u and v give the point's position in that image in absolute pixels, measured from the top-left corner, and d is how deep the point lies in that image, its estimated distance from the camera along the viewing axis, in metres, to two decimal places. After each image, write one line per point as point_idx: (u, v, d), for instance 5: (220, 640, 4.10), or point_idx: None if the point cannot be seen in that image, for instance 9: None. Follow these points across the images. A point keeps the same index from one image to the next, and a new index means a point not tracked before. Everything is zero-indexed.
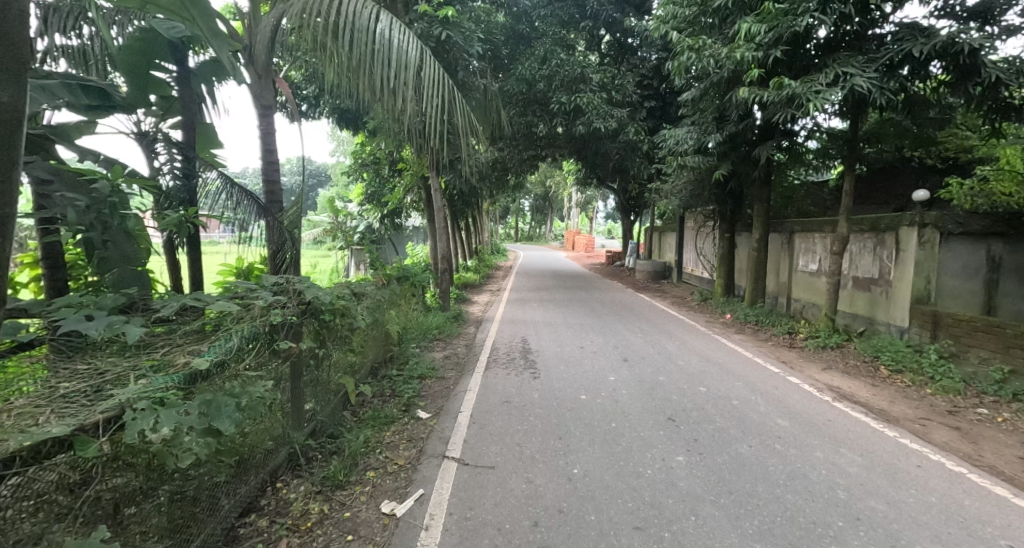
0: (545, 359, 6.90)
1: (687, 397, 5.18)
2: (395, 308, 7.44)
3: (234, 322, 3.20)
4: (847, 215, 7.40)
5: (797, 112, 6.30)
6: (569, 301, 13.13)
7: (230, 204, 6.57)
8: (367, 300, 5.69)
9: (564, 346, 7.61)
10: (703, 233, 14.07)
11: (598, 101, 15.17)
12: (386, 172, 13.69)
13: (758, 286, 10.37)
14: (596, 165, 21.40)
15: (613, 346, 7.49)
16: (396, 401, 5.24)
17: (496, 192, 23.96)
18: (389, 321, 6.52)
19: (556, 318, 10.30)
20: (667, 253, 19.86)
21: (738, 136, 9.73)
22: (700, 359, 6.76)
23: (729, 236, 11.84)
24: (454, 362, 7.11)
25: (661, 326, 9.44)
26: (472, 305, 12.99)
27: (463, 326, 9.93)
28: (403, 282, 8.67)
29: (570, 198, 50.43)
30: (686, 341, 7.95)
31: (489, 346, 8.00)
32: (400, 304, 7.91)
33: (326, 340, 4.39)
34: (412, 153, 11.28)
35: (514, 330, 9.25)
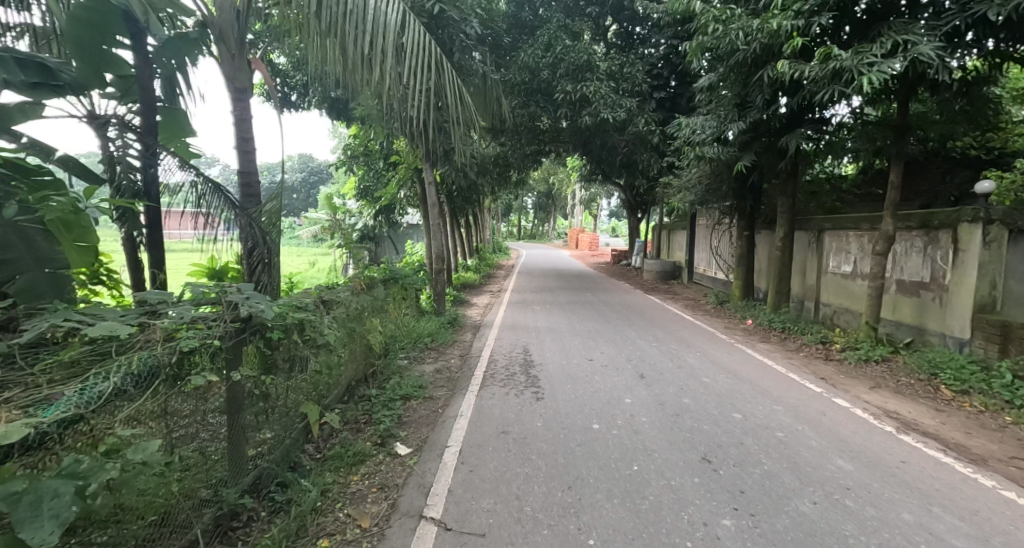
0: (549, 375, 6.05)
1: (720, 426, 4.32)
2: (380, 315, 6.60)
3: (123, 351, 2.35)
4: (893, 210, 6.51)
5: (844, 88, 5.45)
6: (574, 304, 12.26)
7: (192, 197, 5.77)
8: (341, 308, 4.85)
9: (571, 358, 6.75)
10: (718, 231, 13.17)
11: (606, 91, 14.30)
12: (379, 165, 12.87)
13: (782, 289, 9.50)
14: (603, 161, 20.50)
15: (626, 359, 6.62)
16: (371, 430, 4.40)
17: (498, 189, 23.14)
18: (370, 331, 5.68)
19: (561, 324, 9.45)
20: (677, 252, 18.97)
21: (762, 125, 8.87)
22: (727, 376, 5.89)
23: (748, 234, 10.95)
24: (446, 377, 6.27)
25: (676, 333, 8.56)
26: (471, 308, 12.14)
27: (459, 333, 9.08)
28: (392, 284, 7.84)
29: (574, 195, 49.58)
30: (708, 353, 7.07)
31: (486, 357, 7.15)
32: (389, 309, 7.09)
33: (279, 363, 3.55)
34: (405, 143, 10.45)
35: (515, 338, 8.40)
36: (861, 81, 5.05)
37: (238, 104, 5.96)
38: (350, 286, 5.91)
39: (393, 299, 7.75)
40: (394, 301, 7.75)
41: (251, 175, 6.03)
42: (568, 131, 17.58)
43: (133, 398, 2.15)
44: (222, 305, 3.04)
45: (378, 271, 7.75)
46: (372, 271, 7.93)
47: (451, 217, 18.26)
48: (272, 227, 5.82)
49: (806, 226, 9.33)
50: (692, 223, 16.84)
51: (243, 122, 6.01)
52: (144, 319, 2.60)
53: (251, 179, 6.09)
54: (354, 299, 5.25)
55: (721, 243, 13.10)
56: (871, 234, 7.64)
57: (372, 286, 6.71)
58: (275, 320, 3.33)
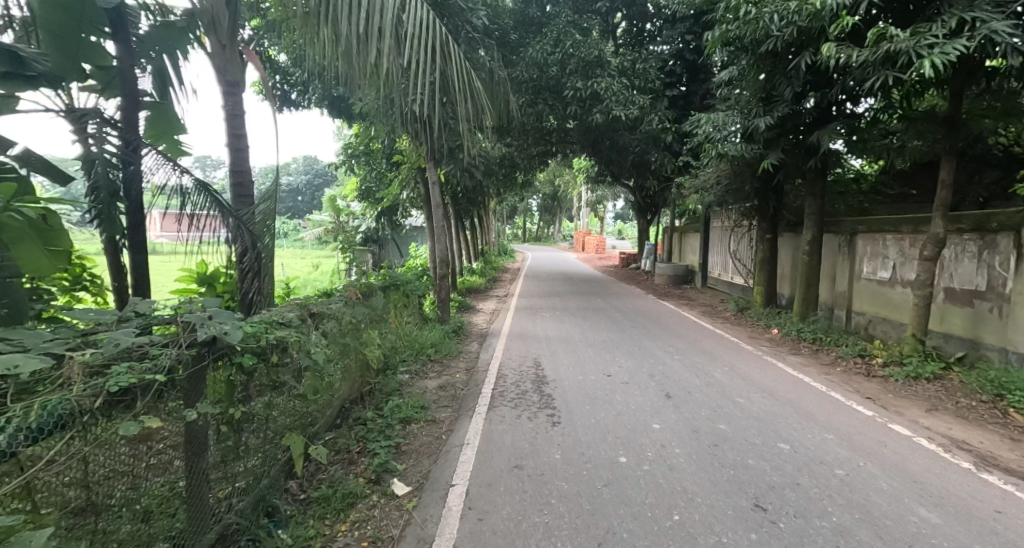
0: (565, 394, 5.47)
1: (768, 460, 3.72)
2: (377, 326, 6.04)
3: (24, 397, 1.84)
4: (945, 211, 5.91)
5: (898, 74, 4.87)
6: (586, 311, 11.66)
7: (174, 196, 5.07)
8: (334, 321, 4.30)
9: (587, 375, 6.17)
10: (736, 234, 12.56)
11: (618, 88, 13.76)
12: (382, 165, 12.33)
13: (810, 296, 8.89)
14: (612, 162, 19.92)
15: (648, 376, 6.03)
16: (366, 463, 3.84)
17: (504, 190, 22.59)
18: (365, 346, 5.12)
19: (573, 333, 8.88)
20: (689, 256, 18.37)
21: (790, 120, 8.30)
22: (763, 396, 5.30)
23: (771, 237, 10.35)
24: (451, 395, 5.71)
25: (699, 345, 7.96)
26: (478, 315, 11.57)
27: (464, 343, 8.51)
28: (392, 291, 7.29)
29: (580, 198, 48.98)
30: (737, 368, 6.47)
31: (494, 371, 6.58)
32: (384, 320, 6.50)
33: (253, 390, 2.99)
34: (408, 141, 9.91)
35: (525, 349, 7.83)
36: (921, 65, 4.48)
37: (228, 96, 5.46)
38: (346, 295, 5.36)
39: (392, 307, 7.19)
40: (393, 309, 7.20)
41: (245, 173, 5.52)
42: (577, 130, 17.02)
43: (5, 474, 1.67)
44: (177, 326, 2.50)
45: (378, 277, 7.20)
46: (371, 277, 7.38)
47: (456, 219, 17.70)
48: (263, 231, 5.29)
49: (836, 229, 8.73)
50: (706, 225, 16.23)
51: (234, 117, 5.51)
52: (66, 350, 2.08)
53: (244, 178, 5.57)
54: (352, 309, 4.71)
55: (739, 246, 12.49)
56: (913, 238, 7.04)
57: (371, 293, 6.16)
58: (248, 341, 2.79)
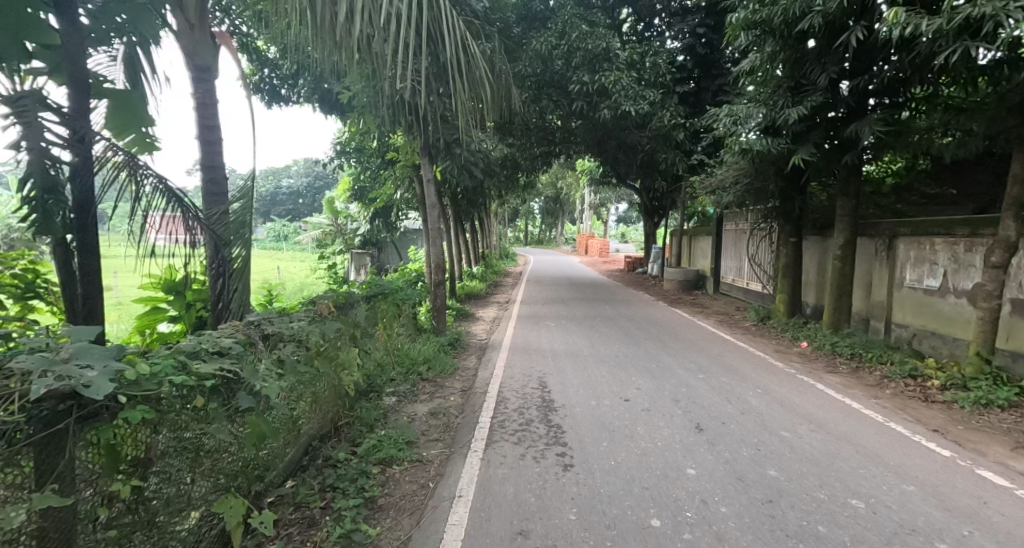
0: (577, 424, 4.66)
1: (844, 527, 2.90)
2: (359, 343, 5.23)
3: None
4: (1017, 209, 5.11)
5: (979, 44, 4.06)
6: (593, 319, 10.86)
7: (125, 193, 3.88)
8: (300, 343, 3.51)
9: (601, 399, 5.36)
10: (754, 237, 11.74)
11: (628, 82, 12.96)
12: (376, 164, 11.57)
13: (843, 306, 8.09)
14: (618, 162, 19.13)
15: (672, 402, 5.21)
16: (329, 527, 3.03)
17: (505, 191, 21.83)
18: (341, 369, 4.31)
19: (581, 346, 8.07)
20: (699, 260, 17.57)
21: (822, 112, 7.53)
22: (812, 428, 4.48)
23: (796, 241, 9.53)
24: (443, 423, 4.91)
25: (723, 360, 7.14)
26: (478, 324, 10.78)
27: (462, 357, 7.72)
28: (379, 302, 6.48)
29: (583, 201, 48.22)
30: (772, 391, 5.64)
31: (494, 393, 5.78)
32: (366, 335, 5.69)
33: (164, 447, 2.21)
34: (402, 136, 9.15)
35: (528, 365, 7.03)
36: (1012, 32, 3.68)
37: (197, 82, 4.76)
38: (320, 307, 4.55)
39: (380, 320, 6.40)
40: (381, 321, 6.40)
41: (217, 169, 4.83)
42: (583, 129, 16.24)
43: None
44: (11, 372, 1.78)
45: (362, 285, 6.41)
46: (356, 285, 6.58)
47: (456, 221, 16.93)
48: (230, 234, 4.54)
49: (873, 232, 7.92)
50: (718, 228, 15.42)
51: (205, 106, 4.81)
52: None
53: (218, 174, 4.85)
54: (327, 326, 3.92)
55: (758, 250, 11.69)
56: (969, 241, 6.23)
57: (353, 304, 5.36)
58: (152, 382, 2.07)
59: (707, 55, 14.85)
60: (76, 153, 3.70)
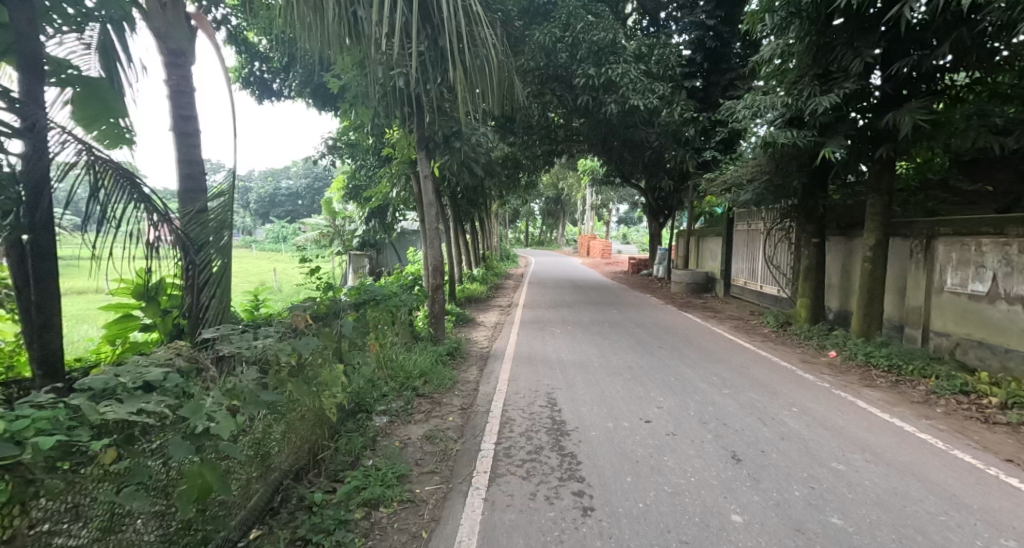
0: (595, 453, 4.05)
1: None
2: (345, 358, 4.63)
3: None
4: None
5: None
6: (601, 325, 10.26)
7: (93, 200, 3.31)
8: (268, 365, 2.93)
9: (619, 420, 4.75)
10: (771, 238, 11.14)
11: (636, 76, 12.38)
12: (371, 161, 11.00)
13: (874, 312, 7.50)
14: (623, 161, 18.55)
15: (700, 424, 4.61)
16: None
17: (506, 191, 21.24)
18: (322, 390, 3.73)
19: (591, 356, 7.46)
20: (708, 262, 16.98)
21: (851, 101, 6.97)
22: (868, 458, 3.86)
23: (819, 241, 8.94)
24: (440, 450, 4.31)
25: (748, 372, 6.53)
26: (479, 330, 10.19)
27: (462, 369, 7.12)
28: (370, 310, 5.88)
29: (585, 201, 47.68)
30: (809, 409, 5.03)
31: (498, 411, 5.17)
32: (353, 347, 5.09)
33: (56, 523, 1.76)
34: (398, 131, 8.57)
35: (535, 378, 6.42)
36: None
37: (171, 67, 4.24)
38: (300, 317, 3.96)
39: (371, 329, 5.80)
40: (371, 330, 5.80)
41: (195, 162, 4.36)
42: (588, 126, 15.67)
43: None
44: None
45: (351, 291, 5.81)
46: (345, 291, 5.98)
47: (456, 222, 16.35)
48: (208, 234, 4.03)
49: (907, 232, 7.32)
50: (729, 229, 14.82)
51: (179, 94, 4.30)
52: None
53: (195, 168, 4.37)
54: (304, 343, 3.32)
55: (774, 252, 11.09)
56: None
57: (339, 313, 4.76)
58: (14, 445, 1.64)
59: (716, 48, 14.28)
60: (27, 145, 3.09)
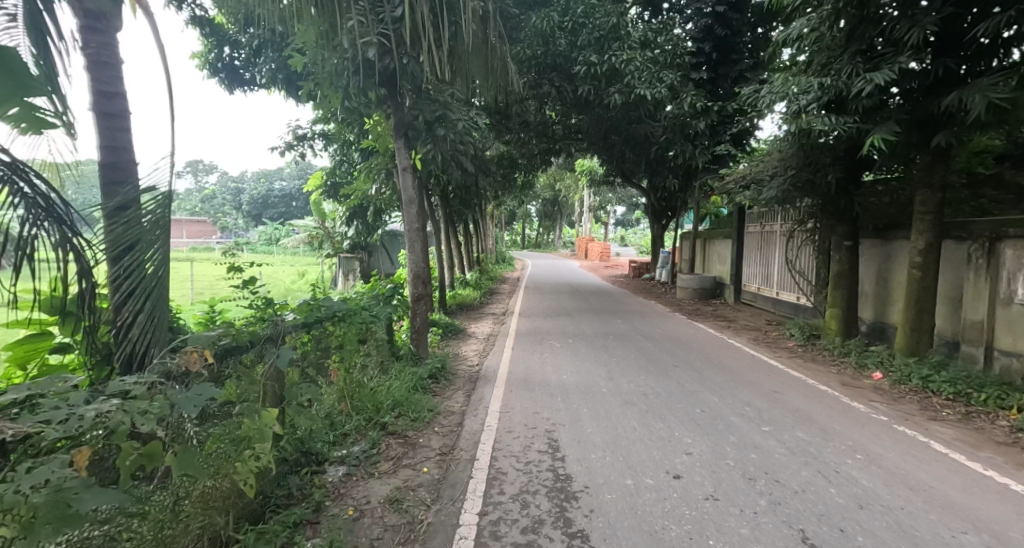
0: (614, 532, 3.00)
1: None
2: (285, 397, 3.60)
3: None
4: None
5: None
6: (605, 338, 9.22)
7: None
8: (120, 445, 1.92)
9: (641, 476, 3.70)
10: (792, 241, 10.13)
11: (642, 63, 11.38)
12: (351, 155, 9.96)
13: (923, 325, 6.46)
14: (625, 160, 17.56)
15: (745, 482, 3.57)
16: None
17: (501, 191, 20.18)
18: (244, 451, 2.73)
19: (596, 379, 6.42)
20: (715, 265, 15.98)
21: (900, 83, 5.97)
22: (987, 541, 2.83)
23: (852, 244, 7.93)
24: (408, 522, 3.26)
25: (785, 401, 5.50)
26: (470, 343, 9.18)
27: (445, 395, 6.08)
28: (329, 330, 4.84)
29: (582, 203, 46.70)
30: (878, 457, 3.99)
31: (485, 458, 4.12)
32: (296, 379, 4.04)
33: None
34: (378, 118, 7.53)
35: (531, 408, 5.37)
36: None
37: (88, 32, 3.32)
38: (215, 351, 2.95)
39: (324, 352, 4.74)
40: (324, 354, 4.74)
41: (127, 150, 3.44)
42: (588, 121, 14.68)
43: None
44: None
45: (310, 303, 4.72)
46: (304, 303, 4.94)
47: (447, 223, 15.32)
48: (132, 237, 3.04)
49: (963, 234, 6.31)
50: (740, 230, 13.83)
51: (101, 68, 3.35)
52: None
53: (122, 156, 3.43)
54: (197, 397, 2.27)
55: (796, 256, 10.11)
56: None
57: (280, 338, 3.72)
58: None
59: (726, 37, 13.31)
60: None
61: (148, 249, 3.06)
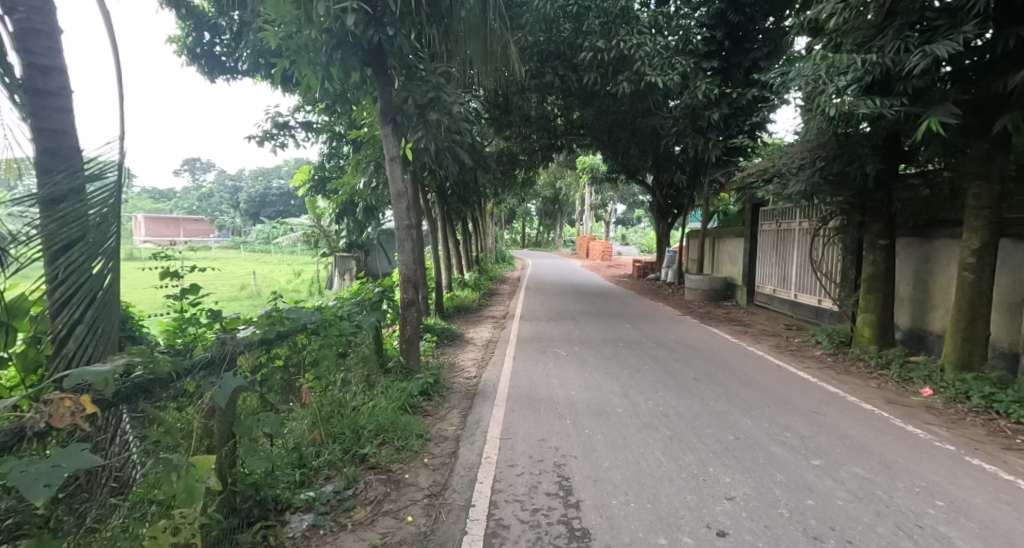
0: None
1: None
2: (236, 427, 2.90)
3: None
4: None
5: None
6: (615, 345, 8.51)
7: None
8: None
9: (677, 532, 2.98)
10: (817, 239, 9.39)
11: (652, 48, 10.67)
12: (342, 146, 9.30)
13: (976, 335, 5.72)
14: (630, 156, 16.85)
15: (811, 543, 2.84)
16: None
17: (500, 188, 19.43)
18: (168, 511, 2.29)
19: (608, 397, 5.68)
20: (725, 266, 15.26)
21: (956, 59, 5.25)
22: None
23: (887, 243, 7.21)
24: None
25: (830, 424, 4.76)
26: (469, 352, 8.47)
27: (438, 416, 5.35)
28: (293, 344, 4.06)
29: (582, 201, 46.00)
30: (964, 505, 3.26)
31: (483, 505, 3.39)
32: (249, 408, 3.29)
33: None
34: (366, 103, 6.80)
35: (536, 433, 4.64)
36: None
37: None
38: (122, 385, 2.21)
39: (285, 373, 3.97)
40: (285, 374, 3.97)
41: (69, 136, 2.76)
42: (592, 115, 13.98)
43: None
44: None
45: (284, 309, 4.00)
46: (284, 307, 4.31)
47: (445, 221, 14.60)
48: (80, 226, 2.54)
49: None
50: (753, 229, 13.10)
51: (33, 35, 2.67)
52: None
53: (61, 142, 2.74)
54: (54, 471, 1.68)
55: (821, 256, 9.38)
56: None
57: (227, 360, 2.98)
58: None
59: (739, 24, 12.58)
60: None
61: (96, 243, 2.62)
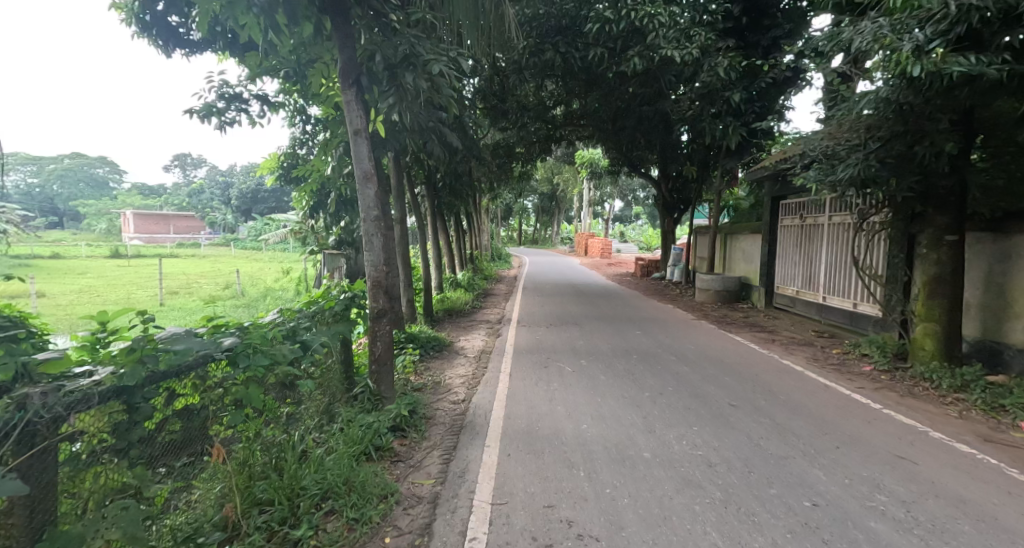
0: None
1: None
2: (40, 543, 1.98)
3: None
4: None
5: None
6: (627, 358, 7.33)
7: None
8: None
9: None
10: (858, 234, 8.22)
11: (668, 19, 9.48)
12: (315, 129, 8.10)
13: None
14: (634, 146, 15.64)
15: None
16: None
17: (496, 182, 18.22)
18: None
19: (629, 434, 4.47)
20: (739, 264, 14.12)
21: None
22: None
23: (956, 240, 6.05)
24: None
25: (928, 477, 3.59)
26: (457, 366, 7.26)
27: (413, 461, 4.17)
28: (178, 384, 2.88)
29: (581, 197, 44.79)
30: None
31: None
32: (94, 499, 2.21)
33: None
34: (331, 69, 5.61)
35: (539, 496, 3.45)
36: None
37: None
38: None
39: (161, 430, 2.81)
40: (162, 433, 2.82)
41: None
42: (595, 101, 12.80)
43: None
44: None
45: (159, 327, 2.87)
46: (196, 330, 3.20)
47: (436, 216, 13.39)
48: None
49: None
50: (772, 223, 11.90)
51: None
52: None
53: None
54: None
55: (862, 253, 8.22)
56: None
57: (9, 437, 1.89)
58: None
59: None
60: None
61: None
